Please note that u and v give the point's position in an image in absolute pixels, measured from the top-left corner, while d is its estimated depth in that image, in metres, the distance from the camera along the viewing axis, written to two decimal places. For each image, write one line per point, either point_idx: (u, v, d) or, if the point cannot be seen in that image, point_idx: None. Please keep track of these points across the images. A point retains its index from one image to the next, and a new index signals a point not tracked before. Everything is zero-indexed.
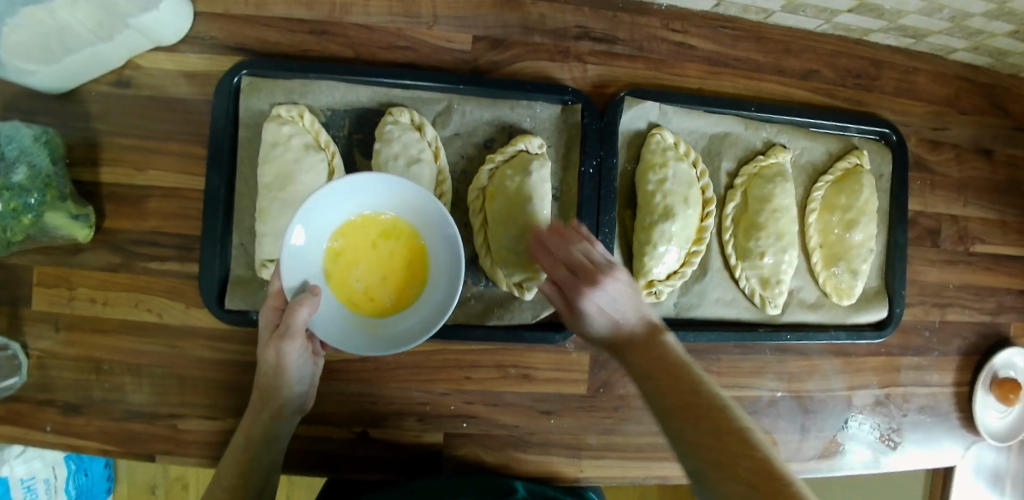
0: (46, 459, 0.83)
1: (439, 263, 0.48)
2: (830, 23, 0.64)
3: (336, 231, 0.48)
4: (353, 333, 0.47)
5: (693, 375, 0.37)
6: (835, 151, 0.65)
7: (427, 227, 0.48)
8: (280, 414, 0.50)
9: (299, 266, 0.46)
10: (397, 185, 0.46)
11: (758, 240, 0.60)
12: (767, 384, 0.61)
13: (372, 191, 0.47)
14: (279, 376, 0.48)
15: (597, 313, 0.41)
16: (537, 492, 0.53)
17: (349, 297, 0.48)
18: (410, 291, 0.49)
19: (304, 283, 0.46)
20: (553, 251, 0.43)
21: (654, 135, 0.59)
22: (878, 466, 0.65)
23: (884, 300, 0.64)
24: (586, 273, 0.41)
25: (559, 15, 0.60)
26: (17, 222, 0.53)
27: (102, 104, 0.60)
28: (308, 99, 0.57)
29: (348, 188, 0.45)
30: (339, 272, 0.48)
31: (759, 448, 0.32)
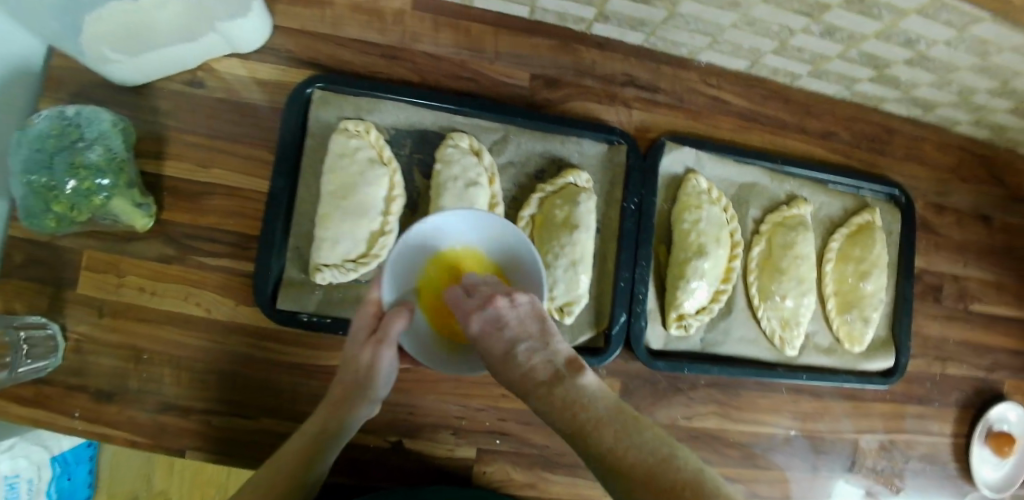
0: (32, 459, 0.81)
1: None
2: (850, 90, 0.70)
3: (434, 255, 0.50)
4: (435, 355, 0.47)
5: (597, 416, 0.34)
6: (850, 207, 0.71)
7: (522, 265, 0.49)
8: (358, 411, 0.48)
9: (398, 282, 0.47)
10: (499, 225, 0.48)
11: (780, 283, 0.64)
12: (782, 422, 0.65)
13: (473, 225, 0.49)
14: (368, 378, 0.46)
15: (483, 332, 0.37)
16: None
17: (437, 320, 0.49)
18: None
19: (398, 298, 0.47)
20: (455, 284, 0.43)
21: (691, 179, 0.63)
22: None
23: (891, 350, 0.69)
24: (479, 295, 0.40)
25: (609, 62, 0.65)
26: (88, 202, 0.55)
27: (172, 101, 0.63)
28: (374, 117, 0.60)
29: (452, 218, 0.48)
30: (428, 294, 0.49)
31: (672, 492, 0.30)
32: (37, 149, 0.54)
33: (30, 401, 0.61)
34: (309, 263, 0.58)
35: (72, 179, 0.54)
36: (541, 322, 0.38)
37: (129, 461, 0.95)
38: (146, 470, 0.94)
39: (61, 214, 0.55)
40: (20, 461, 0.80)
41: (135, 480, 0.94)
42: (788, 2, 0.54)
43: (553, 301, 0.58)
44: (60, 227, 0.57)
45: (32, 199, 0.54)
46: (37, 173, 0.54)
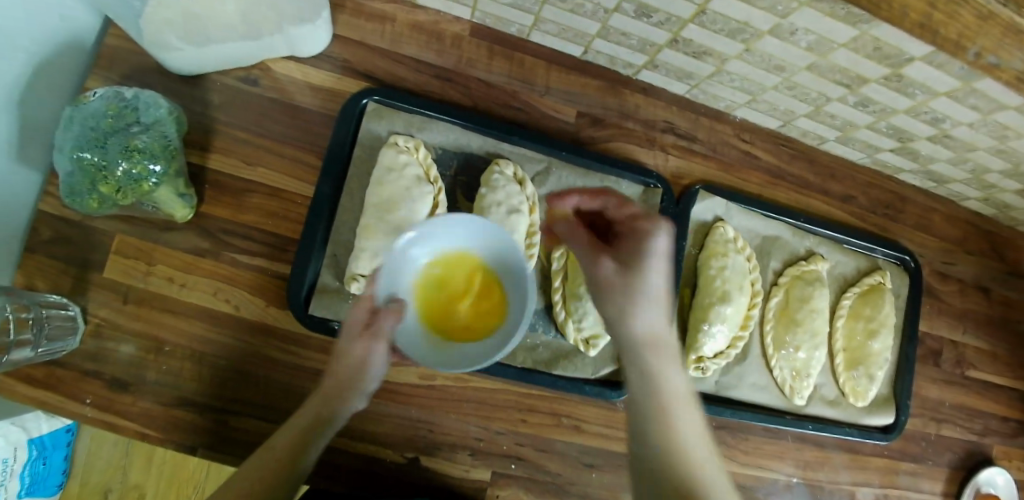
0: (10, 439, 0.74)
1: (514, 309, 0.54)
2: (871, 157, 0.73)
3: (432, 256, 0.55)
4: (423, 347, 0.53)
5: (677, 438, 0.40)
6: (863, 267, 0.74)
7: (508, 272, 0.55)
8: (347, 403, 0.47)
9: (394, 278, 0.52)
10: (491, 233, 0.54)
11: (795, 334, 0.67)
12: (786, 468, 0.67)
13: (471, 232, 0.54)
14: (360, 371, 0.48)
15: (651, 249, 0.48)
16: None
17: (426, 314, 0.54)
18: (482, 326, 0.55)
19: (394, 296, 0.52)
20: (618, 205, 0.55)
21: (719, 227, 0.66)
22: None
23: (892, 408, 0.71)
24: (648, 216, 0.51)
25: (651, 108, 0.69)
26: (136, 186, 0.56)
27: (224, 96, 0.65)
28: (424, 135, 0.63)
29: (453, 225, 0.54)
30: (426, 293, 0.55)
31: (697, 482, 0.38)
32: (93, 128, 0.55)
33: (39, 381, 0.60)
34: (345, 271, 0.59)
35: (125, 162, 0.55)
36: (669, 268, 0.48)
37: (105, 451, 0.93)
38: (122, 461, 0.93)
39: (106, 194, 0.56)
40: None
41: (110, 471, 0.92)
42: (831, 73, 0.57)
43: (579, 332, 0.60)
44: (101, 207, 0.58)
45: (79, 177, 0.55)
46: (90, 151, 0.54)
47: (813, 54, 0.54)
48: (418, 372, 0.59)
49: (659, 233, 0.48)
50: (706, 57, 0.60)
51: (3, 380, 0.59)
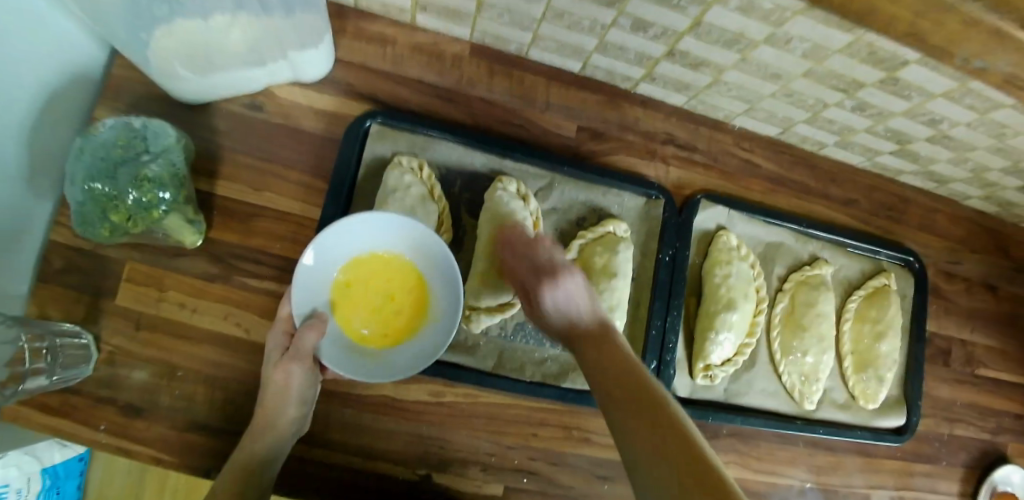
0: (23, 469, 0.80)
1: (439, 302, 0.55)
2: (872, 161, 0.73)
3: (343, 264, 0.54)
4: (356, 359, 0.53)
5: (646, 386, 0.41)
6: (867, 270, 0.74)
7: (429, 266, 0.56)
8: (281, 435, 0.51)
9: (309, 295, 0.52)
10: (404, 229, 0.54)
11: (801, 340, 0.66)
12: (799, 474, 0.66)
13: (383, 229, 0.54)
14: (284, 398, 0.51)
15: (555, 306, 0.48)
16: None
17: (351, 325, 0.54)
18: (407, 323, 0.55)
19: (312, 311, 0.52)
20: (517, 253, 0.51)
21: (722, 236, 0.66)
22: None
23: (904, 409, 0.71)
24: (549, 271, 0.49)
25: (651, 121, 0.69)
26: (147, 214, 0.58)
27: (231, 123, 0.67)
28: (427, 154, 0.64)
29: (362, 224, 0.53)
30: (344, 303, 0.54)
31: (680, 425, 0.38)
32: (104, 159, 0.57)
33: (54, 410, 0.61)
34: None
35: (135, 191, 0.57)
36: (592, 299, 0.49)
37: (117, 480, 0.90)
38: (135, 489, 0.90)
39: (117, 223, 0.57)
40: (11, 470, 0.79)
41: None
42: (827, 78, 0.57)
43: None
44: (113, 236, 0.59)
45: (90, 207, 0.57)
46: (101, 181, 0.57)
47: (809, 60, 0.55)
48: (428, 389, 0.59)
49: (563, 285, 0.48)
50: (703, 68, 0.60)
51: (19, 408, 0.60)
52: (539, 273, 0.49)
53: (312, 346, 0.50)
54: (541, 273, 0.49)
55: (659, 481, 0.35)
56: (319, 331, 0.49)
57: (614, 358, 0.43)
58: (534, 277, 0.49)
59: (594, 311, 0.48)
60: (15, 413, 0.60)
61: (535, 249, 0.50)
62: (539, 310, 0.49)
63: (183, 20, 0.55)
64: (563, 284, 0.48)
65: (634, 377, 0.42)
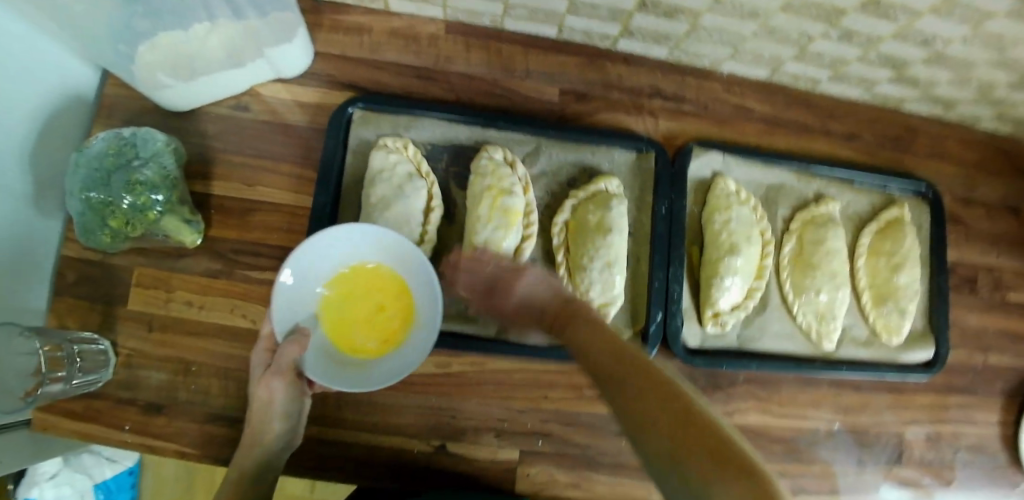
0: (76, 487, 0.83)
1: (423, 308, 0.53)
2: (870, 93, 0.71)
3: (326, 279, 0.54)
4: (344, 372, 0.52)
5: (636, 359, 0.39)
6: (877, 203, 0.71)
7: (409, 270, 0.54)
8: (271, 450, 0.52)
9: (291, 311, 0.52)
10: (379, 236, 0.53)
11: (813, 278, 0.64)
12: (825, 415, 0.64)
13: (361, 240, 0.53)
14: (268, 414, 0.51)
15: (524, 308, 0.51)
16: None
17: (339, 339, 0.54)
18: (396, 331, 0.54)
19: (295, 326, 0.52)
20: (473, 274, 0.54)
21: (719, 182, 0.65)
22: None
23: (931, 341, 0.68)
24: (504, 284, 0.52)
25: (635, 76, 0.68)
26: (143, 216, 0.59)
27: (220, 125, 0.68)
28: (412, 133, 0.63)
29: (337, 237, 0.52)
30: (331, 318, 0.54)
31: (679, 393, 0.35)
32: (98, 168, 0.59)
33: (81, 415, 0.63)
34: None
35: (129, 195, 0.58)
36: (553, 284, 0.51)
37: (167, 493, 0.91)
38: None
39: (116, 229, 0.60)
40: (64, 489, 0.82)
41: None
42: (805, 9, 0.56)
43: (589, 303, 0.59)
44: (114, 241, 0.61)
45: (90, 215, 0.59)
46: (97, 190, 0.59)
47: None
48: (435, 361, 0.59)
49: (521, 288, 0.51)
50: (679, 16, 0.59)
51: (48, 416, 0.63)
52: (497, 285, 0.52)
53: (293, 360, 0.49)
54: (499, 288, 0.52)
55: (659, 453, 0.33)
56: (301, 345, 0.49)
57: (591, 337, 0.44)
58: (496, 297, 0.53)
59: (557, 293, 0.50)
60: (45, 421, 0.63)
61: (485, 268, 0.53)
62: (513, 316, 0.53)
63: (165, 32, 0.57)
64: (520, 287, 0.51)
65: (618, 354, 0.41)
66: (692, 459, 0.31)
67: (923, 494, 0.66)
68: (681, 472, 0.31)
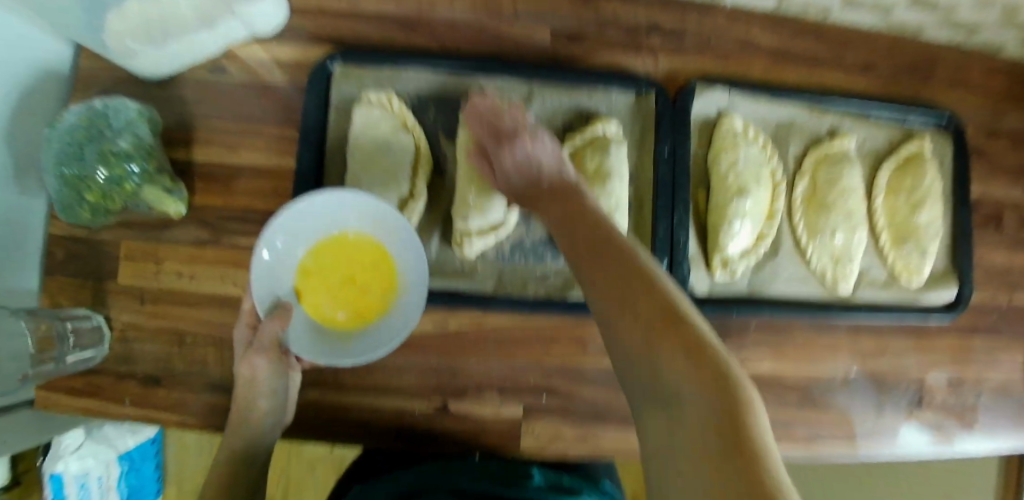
0: (99, 458, 0.81)
1: (408, 278, 0.52)
2: (887, 20, 0.66)
3: (305, 249, 0.51)
4: (327, 345, 0.51)
5: (616, 244, 0.37)
6: (895, 138, 0.66)
7: (392, 238, 0.52)
8: (261, 429, 0.51)
9: (270, 284, 0.49)
10: (360, 203, 0.50)
11: (829, 219, 0.61)
12: (841, 361, 0.62)
13: (339, 208, 0.50)
14: (255, 392, 0.50)
15: (515, 168, 0.46)
16: (560, 483, 0.50)
17: (319, 311, 0.52)
18: (373, 304, 0.52)
19: (274, 301, 0.49)
20: (482, 120, 0.48)
21: (724, 122, 0.61)
22: (952, 445, 0.64)
23: (954, 281, 0.65)
24: (512, 135, 0.47)
25: (631, 13, 0.64)
26: (120, 189, 0.58)
27: (197, 89, 0.65)
28: (397, 86, 0.60)
29: (315, 206, 0.49)
30: (310, 289, 0.52)
31: (659, 285, 0.33)
32: (69, 142, 0.56)
33: (82, 391, 0.62)
34: None
35: (104, 167, 0.57)
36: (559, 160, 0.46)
37: (190, 463, 0.93)
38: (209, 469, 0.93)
39: (95, 203, 0.58)
40: (87, 460, 0.80)
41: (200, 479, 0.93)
42: None
43: None
44: (95, 217, 0.60)
45: (67, 190, 0.58)
46: (69, 165, 0.56)
47: None
48: (432, 320, 0.57)
49: (530, 146, 0.46)
50: None
51: (49, 394, 0.62)
52: (504, 138, 0.47)
53: (276, 337, 0.48)
54: (504, 136, 0.47)
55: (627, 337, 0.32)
56: (283, 321, 0.47)
57: (577, 214, 0.41)
58: (496, 144, 0.47)
59: (563, 169, 0.46)
60: (47, 399, 0.62)
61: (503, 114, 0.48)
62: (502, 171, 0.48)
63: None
64: (526, 144, 0.46)
65: (596, 237, 0.38)
66: (663, 354, 0.30)
67: (941, 441, 0.64)
68: (651, 369, 0.30)
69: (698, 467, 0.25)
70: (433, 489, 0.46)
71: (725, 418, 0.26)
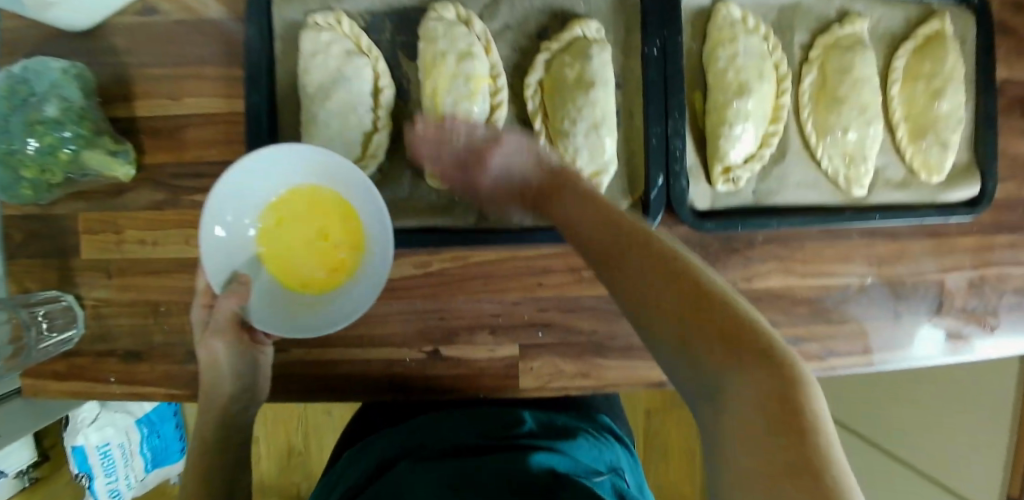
0: (118, 425, 0.80)
1: (373, 234, 0.47)
2: None
3: (259, 212, 0.47)
4: (297, 314, 0.48)
5: (641, 233, 0.31)
6: (913, 17, 0.59)
7: (349, 193, 0.46)
8: (233, 409, 0.47)
9: (225, 258, 0.45)
10: (305, 157, 0.45)
11: (840, 114, 0.55)
12: (856, 270, 0.58)
13: (285, 165, 0.45)
14: (219, 374, 0.46)
15: (498, 182, 0.43)
16: (546, 421, 0.50)
17: (287, 276, 0.48)
18: (344, 261, 0.48)
19: (233, 275, 0.46)
20: (436, 147, 0.44)
21: (720, 10, 0.54)
22: (969, 352, 0.60)
23: (976, 176, 0.59)
24: (475, 157, 0.43)
25: None
26: (56, 159, 0.51)
27: (126, 34, 0.57)
28: (345, 4, 0.52)
29: (257, 168, 0.44)
30: (273, 253, 0.48)
31: (695, 270, 0.27)
32: None
33: (64, 375, 0.59)
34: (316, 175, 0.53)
35: (33, 138, 0.50)
36: (533, 152, 0.42)
37: None
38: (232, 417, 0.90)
39: (33, 179, 0.53)
40: (106, 429, 0.78)
41: None
42: None
43: None
44: (38, 193, 0.54)
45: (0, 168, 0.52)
46: None
47: None
48: (413, 262, 0.53)
49: (497, 160, 0.42)
50: None
51: (35, 382, 0.59)
52: (468, 159, 0.43)
53: (235, 312, 0.44)
54: (468, 163, 0.43)
55: (660, 340, 0.26)
56: (240, 297, 0.44)
57: (578, 210, 0.35)
58: (467, 174, 0.44)
59: (544, 160, 0.41)
60: (33, 387, 0.59)
61: (454, 138, 0.43)
62: (487, 193, 0.45)
63: None
64: (493, 160, 0.42)
65: (611, 226, 0.32)
66: (699, 349, 0.24)
67: (961, 344, 0.60)
68: (689, 370, 0.25)
69: (752, 480, 0.20)
70: (429, 446, 0.46)
71: (778, 413, 0.21)
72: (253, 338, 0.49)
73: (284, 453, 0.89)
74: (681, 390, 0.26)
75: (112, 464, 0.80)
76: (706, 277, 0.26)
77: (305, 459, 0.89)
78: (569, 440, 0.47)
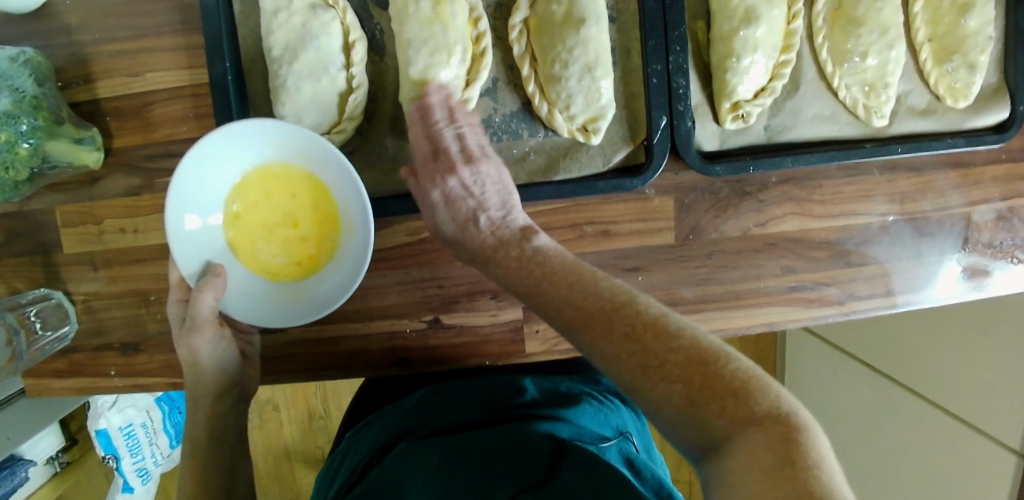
0: (138, 404, 0.74)
1: (350, 213, 0.43)
2: None
3: (227, 196, 0.43)
4: (275, 302, 0.45)
5: (627, 297, 0.31)
6: None
7: (322, 169, 0.43)
8: (223, 405, 0.45)
9: (194, 249, 0.42)
10: (270, 132, 0.41)
11: (858, 38, 0.51)
12: (878, 208, 0.54)
13: (250, 142, 0.42)
14: (200, 373, 0.43)
15: (444, 206, 0.39)
16: (548, 387, 0.49)
17: (259, 264, 0.45)
18: (317, 249, 0.45)
19: (204, 266, 0.43)
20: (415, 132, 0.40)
21: None
22: (982, 289, 0.56)
23: (1006, 97, 0.54)
24: (444, 159, 0.39)
25: None
26: (15, 156, 0.47)
27: (77, 9, 0.53)
28: None
29: (219, 147, 0.40)
30: (243, 241, 0.44)
31: (686, 334, 0.28)
32: None
33: (64, 373, 0.57)
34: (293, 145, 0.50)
35: None
36: (503, 194, 0.39)
37: None
38: None
39: None
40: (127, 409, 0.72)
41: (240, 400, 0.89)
42: None
43: (572, 120, 0.49)
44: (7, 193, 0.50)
45: None
46: None
47: None
48: (405, 229, 0.50)
49: (461, 180, 0.38)
50: None
51: (39, 382, 0.57)
52: (433, 164, 0.39)
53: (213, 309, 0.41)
54: (432, 164, 0.39)
55: (666, 409, 0.26)
56: (217, 291, 0.41)
57: (543, 264, 0.35)
58: (426, 172, 0.39)
59: (503, 214, 0.39)
60: (38, 387, 0.58)
61: (441, 130, 0.39)
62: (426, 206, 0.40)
63: None
64: (459, 174, 0.38)
65: (593, 283, 0.33)
66: (709, 411, 0.24)
67: (977, 278, 0.56)
68: (697, 430, 0.25)
69: None
70: (428, 425, 0.44)
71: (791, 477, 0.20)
72: (235, 328, 0.48)
73: (305, 420, 0.88)
74: (687, 453, 0.26)
75: (138, 444, 0.74)
76: (701, 341, 0.27)
77: (326, 424, 0.89)
78: (572, 408, 0.45)
